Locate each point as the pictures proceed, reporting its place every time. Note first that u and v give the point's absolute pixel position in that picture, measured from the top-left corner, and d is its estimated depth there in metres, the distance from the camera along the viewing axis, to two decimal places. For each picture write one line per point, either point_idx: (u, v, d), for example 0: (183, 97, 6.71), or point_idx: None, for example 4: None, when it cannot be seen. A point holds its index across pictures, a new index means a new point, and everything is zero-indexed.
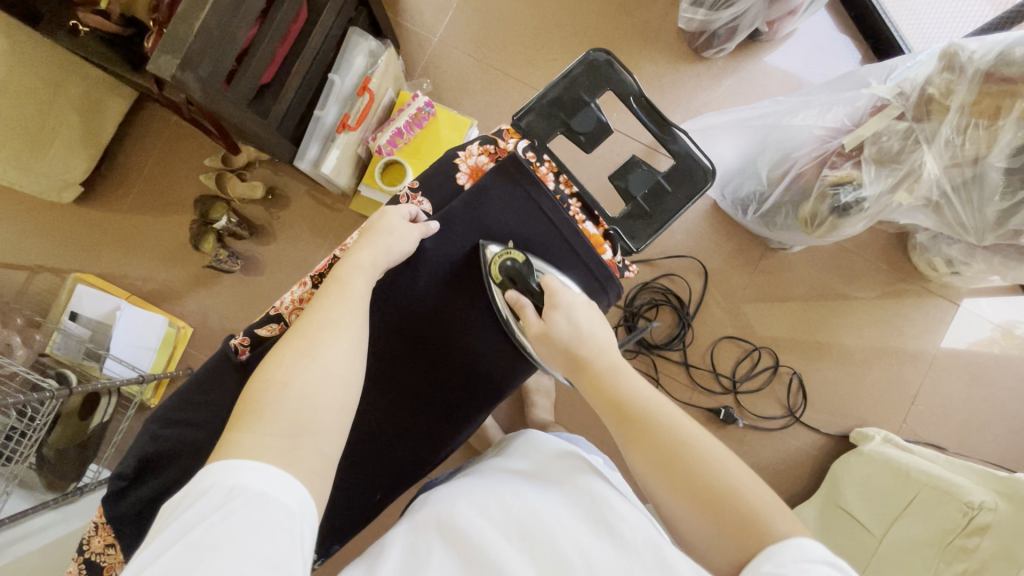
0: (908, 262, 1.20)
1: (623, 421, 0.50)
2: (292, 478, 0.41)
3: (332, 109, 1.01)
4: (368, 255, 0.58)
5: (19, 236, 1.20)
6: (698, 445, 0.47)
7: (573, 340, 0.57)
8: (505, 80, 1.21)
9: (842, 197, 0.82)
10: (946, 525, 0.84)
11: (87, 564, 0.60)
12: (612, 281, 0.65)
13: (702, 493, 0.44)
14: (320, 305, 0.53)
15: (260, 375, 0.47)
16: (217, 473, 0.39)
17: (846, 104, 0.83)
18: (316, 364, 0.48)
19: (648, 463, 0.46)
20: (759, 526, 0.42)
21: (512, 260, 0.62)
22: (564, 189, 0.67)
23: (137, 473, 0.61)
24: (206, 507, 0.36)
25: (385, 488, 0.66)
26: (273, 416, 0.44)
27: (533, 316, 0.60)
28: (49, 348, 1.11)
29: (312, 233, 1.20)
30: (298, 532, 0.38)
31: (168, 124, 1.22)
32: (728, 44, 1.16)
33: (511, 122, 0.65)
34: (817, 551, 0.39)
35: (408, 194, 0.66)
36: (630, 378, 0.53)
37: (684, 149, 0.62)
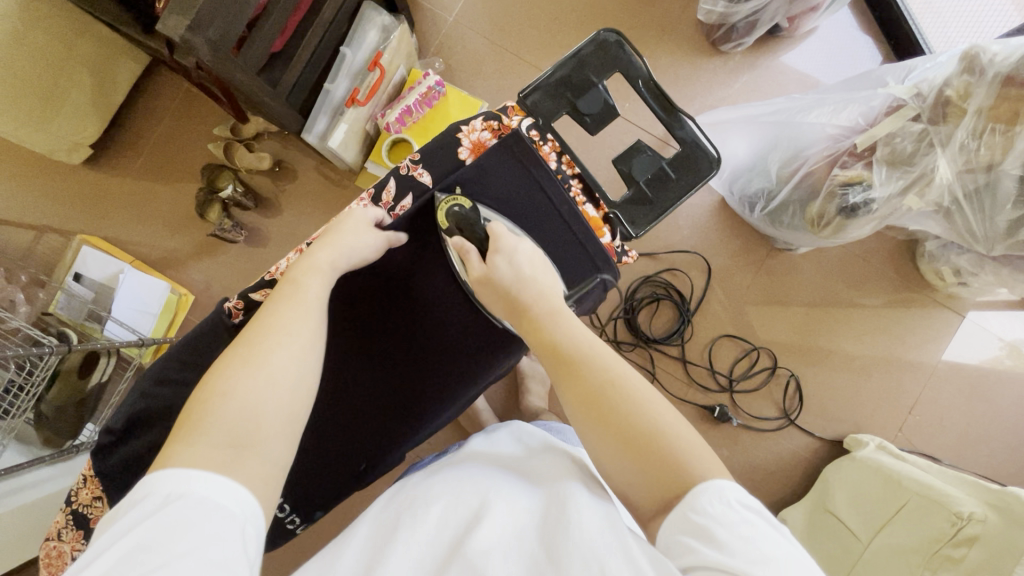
0: (915, 271, 1.19)
1: (555, 359, 0.51)
2: (234, 482, 0.40)
3: (342, 83, 1.00)
4: (326, 256, 0.58)
5: (27, 194, 1.20)
6: (628, 386, 0.48)
7: (515, 284, 0.56)
8: (519, 64, 1.19)
9: (850, 198, 0.80)
10: (933, 534, 0.84)
11: (75, 515, 0.61)
12: (609, 266, 0.64)
13: (625, 437, 0.45)
14: (273, 306, 0.53)
15: (205, 386, 0.46)
16: (154, 482, 0.38)
17: (862, 103, 0.81)
18: (261, 367, 0.47)
19: (577, 401, 0.48)
20: (680, 467, 0.43)
21: (459, 206, 0.61)
22: (566, 170, 0.66)
23: (126, 429, 0.62)
24: (141, 514, 0.36)
25: (371, 459, 0.66)
26: (213, 428, 0.42)
27: (476, 260, 0.59)
28: (52, 307, 1.11)
29: (316, 208, 1.20)
30: (242, 532, 0.37)
31: (180, 90, 1.22)
32: (747, 39, 1.14)
33: (517, 99, 0.65)
34: (734, 494, 0.41)
35: (409, 165, 0.66)
36: (568, 323, 0.54)
37: (691, 136, 0.61)
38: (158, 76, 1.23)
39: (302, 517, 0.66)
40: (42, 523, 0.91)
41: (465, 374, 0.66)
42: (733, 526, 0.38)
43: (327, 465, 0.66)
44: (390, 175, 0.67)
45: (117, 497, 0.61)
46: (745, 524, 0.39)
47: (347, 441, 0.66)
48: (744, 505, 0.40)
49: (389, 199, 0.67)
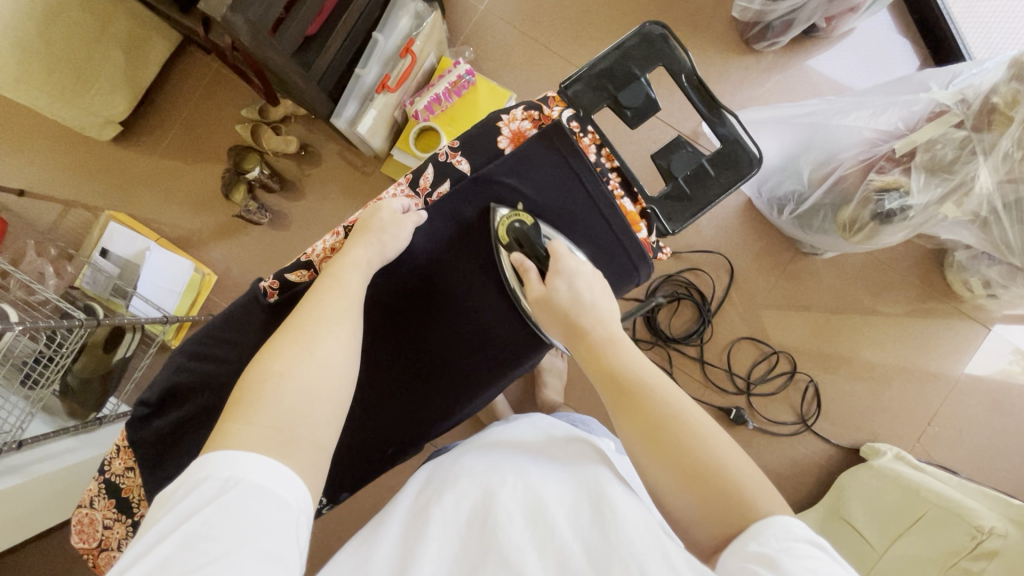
0: (942, 280, 1.17)
1: (615, 389, 0.50)
2: (289, 470, 0.41)
3: (373, 69, 0.99)
4: (364, 253, 0.58)
5: (57, 169, 1.22)
6: (687, 420, 0.47)
7: (572, 309, 0.57)
8: (548, 56, 1.19)
9: (886, 204, 0.78)
10: (952, 546, 0.82)
11: (107, 484, 0.62)
12: (645, 261, 0.64)
13: (682, 466, 0.44)
14: (316, 296, 0.54)
15: (255, 367, 0.47)
16: (212, 464, 0.38)
17: (902, 108, 0.79)
18: (313, 358, 0.48)
19: (636, 435, 0.47)
20: (743, 504, 0.42)
21: (520, 223, 0.62)
22: (605, 163, 0.65)
23: (159, 402, 0.63)
24: (199, 499, 0.36)
25: (397, 443, 0.67)
26: (268, 408, 0.44)
27: (535, 279, 0.60)
28: (79, 281, 1.14)
29: (341, 193, 1.20)
30: (294, 523, 0.38)
31: (209, 70, 1.23)
32: (781, 38, 1.12)
33: (558, 89, 0.63)
34: (803, 532, 0.38)
35: (447, 151, 0.65)
36: (627, 351, 0.53)
37: (733, 134, 0.59)
38: (188, 55, 1.24)
39: (326, 497, 0.67)
40: (62, 493, 0.93)
41: (494, 363, 0.66)
42: (799, 555, 0.36)
43: (354, 450, 0.66)
44: (427, 162, 0.66)
45: (146, 470, 0.62)
46: (811, 557, 0.36)
47: (376, 425, 0.66)
48: (811, 541, 0.37)
49: (426, 185, 0.66)
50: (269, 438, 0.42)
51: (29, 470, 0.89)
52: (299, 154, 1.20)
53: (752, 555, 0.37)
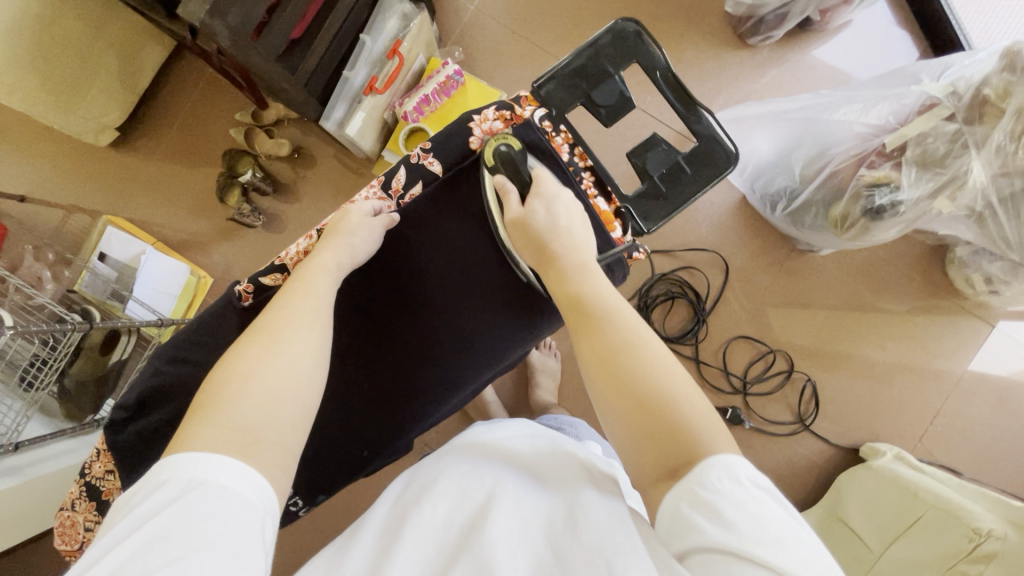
0: (943, 277, 1.15)
1: (578, 311, 0.52)
2: (254, 471, 0.41)
3: (361, 70, 0.99)
4: (332, 256, 0.59)
5: (56, 175, 1.24)
6: (646, 348, 0.48)
7: (546, 230, 0.58)
8: (539, 54, 1.18)
9: (876, 199, 0.77)
10: (949, 548, 0.80)
11: (88, 486, 0.63)
12: (621, 264, 0.62)
13: (644, 409, 0.44)
14: (283, 302, 0.54)
15: (219, 371, 0.48)
16: (173, 466, 0.39)
17: (893, 101, 0.77)
18: (277, 362, 0.48)
19: (591, 355, 0.48)
20: (689, 438, 0.42)
21: (506, 146, 0.62)
22: (578, 162, 0.64)
23: (138, 406, 0.63)
24: (160, 502, 0.37)
25: (373, 446, 0.66)
26: (230, 411, 0.44)
27: (514, 202, 0.60)
28: (77, 285, 1.15)
29: (334, 195, 1.21)
30: (259, 523, 0.39)
31: (204, 75, 1.24)
32: (775, 32, 1.11)
33: (532, 88, 0.61)
34: (743, 470, 0.39)
35: (419, 153, 0.65)
36: (594, 278, 0.54)
37: (708, 130, 0.57)
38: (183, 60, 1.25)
39: (303, 500, 0.67)
40: (58, 494, 0.95)
41: (473, 364, 0.65)
42: (742, 504, 0.37)
43: (327, 451, 0.66)
44: (399, 164, 0.66)
45: (128, 473, 0.63)
46: (754, 502, 0.37)
47: (346, 426, 0.66)
48: (755, 483, 0.38)
49: (398, 188, 0.66)
50: (235, 442, 0.42)
51: (26, 471, 0.90)
52: (292, 157, 1.21)
53: (701, 499, 0.38)
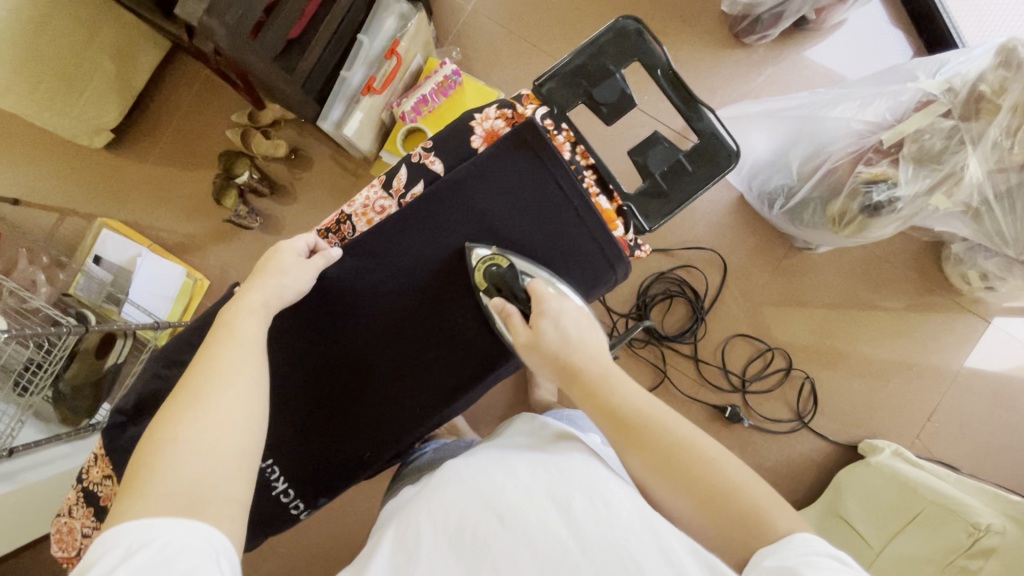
0: (939, 274, 1.16)
1: (617, 425, 0.50)
2: (197, 522, 0.42)
3: (359, 70, 0.99)
4: (258, 297, 0.57)
5: (50, 178, 1.23)
6: (696, 446, 0.47)
7: (562, 348, 0.55)
8: (537, 54, 1.18)
9: (874, 196, 0.77)
10: (949, 544, 0.81)
11: (86, 492, 0.62)
12: (622, 260, 0.61)
13: (675, 475, 0.46)
14: (209, 351, 0.53)
15: (150, 437, 0.47)
16: (113, 535, 0.40)
17: (890, 98, 0.78)
18: (205, 415, 0.48)
19: (648, 467, 0.47)
20: (761, 522, 0.44)
21: (496, 265, 0.60)
22: (580, 161, 0.63)
23: (136, 410, 0.62)
24: (107, 567, 0.38)
25: (373, 447, 0.66)
26: (165, 476, 0.44)
27: (520, 324, 0.57)
28: (72, 288, 1.15)
29: (331, 197, 1.21)
30: (213, 565, 0.40)
31: (199, 76, 1.23)
32: (772, 31, 1.11)
33: (533, 87, 0.61)
34: (820, 545, 0.41)
35: (421, 152, 0.65)
36: (621, 384, 0.52)
37: (710, 128, 0.57)
38: (177, 61, 1.24)
39: (305, 503, 0.66)
40: (51, 500, 0.93)
41: (472, 370, 0.65)
42: (820, 567, 0.38)
43: (321, 456, 0.65)
44: (400, 164, 0.66)
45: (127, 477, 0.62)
46: (833, 569, 0.38)
47: (336, 433, 0.65)
48: (834, 556, 0.40)
49: (399, 187, 0.65)
50: (171, 503, 0.43)
51: (20, 477, 0.89)
52: (289, 159, 1.21)
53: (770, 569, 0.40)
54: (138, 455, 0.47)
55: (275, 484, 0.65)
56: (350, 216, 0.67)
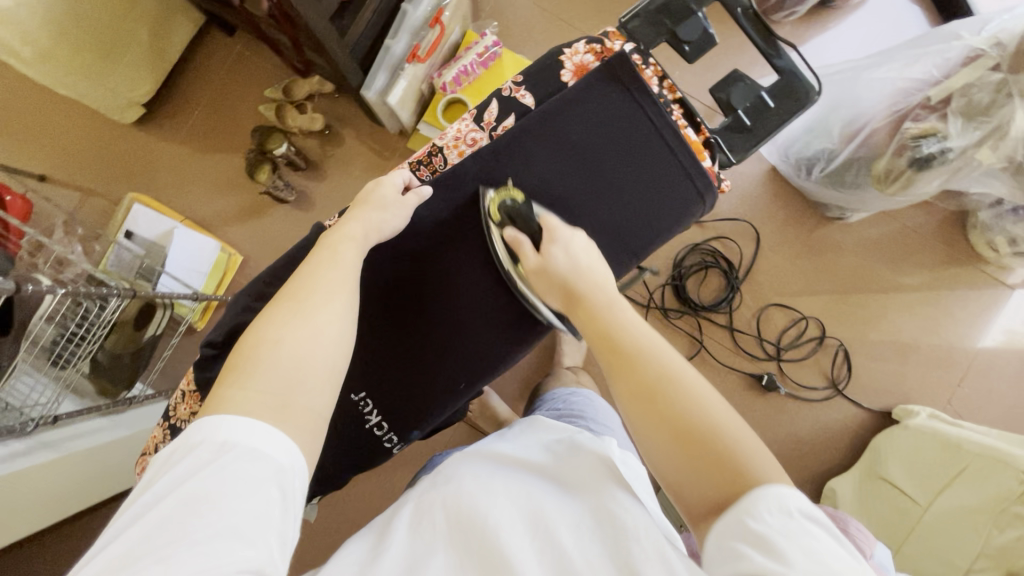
0: (964, 243, 1.19)
1: (611, 355, 0.50)
2: (281, 434, 0.41)
3: (403, 39, 1.00)
4: (359, 227, 0.58)
5: (78, 154, 1.21)
6: (686, 382, 0.47)
7: (570, 274, 0.57)
8: (571, 30, 1.20)
9: (924, 149, 0.80)
10: (1000, 492, 0.84)
11: (171, 429, 0.64)
12: (710, 189, 0.63)
13: (655, 404, 0.46)
14: (312, 270, 0.53)
15: (251, 334, 0.47)
16: (207, 429, 0.39)
17: (936, 56, 0.81)
18: (308, 325, 0.48)
19: (630, 393, 0.47)
20: (741, 467, 0.42)
21: (511, 200, 0.61)
22: (668, 95, 0.65)
23: (226, 342, 0.63)
24: (196, 464, 0.37)
25: (464, 378, 0.66)
26: (265, 374, 0.44)
27: (531, 251, 0.59)
28: (105, 263, 1.11)
29: (367, 172, 1.20)
30: (288, 487, 0.39)
31: (231, 51, 1.23)
32: (800, 7, 1.14)
33: (618, 24, 0.64)
34: (794, 501, 0.38)
35: (511, 87, 0.66)
36: (624, 314, 0.53)
37: (790, 66, 0.60)
38: (209, 37, 1.24)
39: (399, 436, 0.67)
40: (89, 473, 0.91)
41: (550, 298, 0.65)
42: (795, 537, 0.36)
43: (411, 390, 0.66)
44: (491, 97, 0.66)
45: None
46: (810, 536, 0.36)
47: (418, 368, 0.66)
48: (806, 514, 0.37)
49: (491, 120, 0.65)
50: (264, 403, 0.42)
51: (63, 446, 0.87)
52: (323, 134, 1.20)
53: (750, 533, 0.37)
54: (238, 349, 0.47)
55: (369, 417, 0.66)
56: (441, 149, 0.67)
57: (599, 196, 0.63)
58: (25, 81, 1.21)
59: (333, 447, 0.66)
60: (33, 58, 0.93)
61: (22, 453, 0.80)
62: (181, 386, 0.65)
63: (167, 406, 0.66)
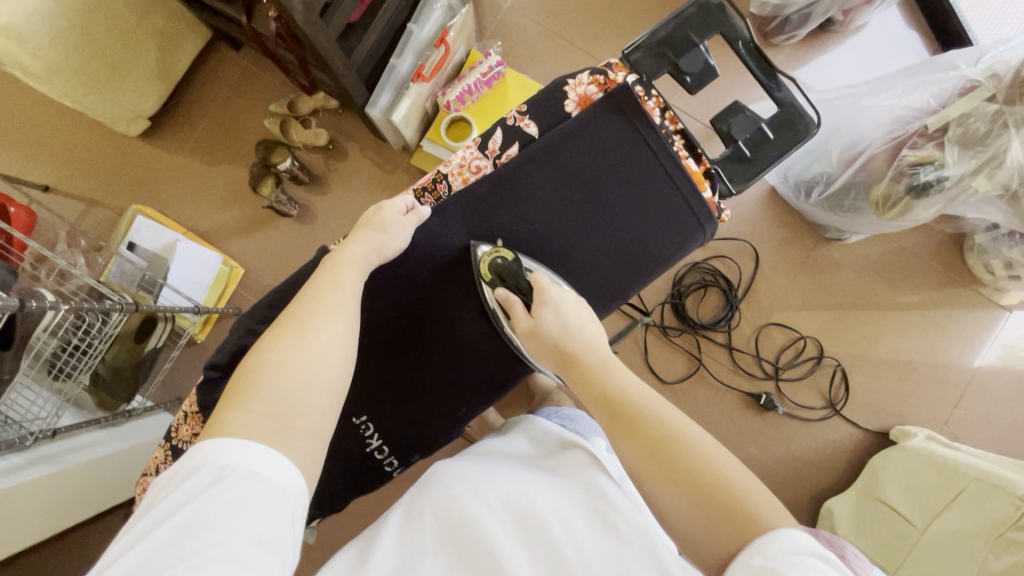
0: (961, 265, 1.20)
1: (609, 411, 0.51)
2: (282, 457, 0.42)
3: (408, 58, 1.02)
4: (359, 250, 0.58)
5: (84, 166, 1.22)
6: (685, 438, 0.48)
7: (562, 336, 0.57)
8: (573, 51, 1.21)
9: (921, 177, 0.81)
10: (996, 517, 0.83)
11: (174, 449, 0.64)
12: (711, 220, 0.64)
13: (648, 446, 0.48)
14: (312, 293, 0.54)
15: (253, 357, 0.49)
16: (209, 452, 0.40)
17: (933, 86, 0.82)
18: (308, 348, 0.49)
19: (636, 456, 0.48)
20: (747, 517, 0.43)
21: (501, 258, 0.62)
22: (669, 125, 0.66)
23: (229, 365, 0.64)
24: (197, 486, 0.38)
25: (470, 403, 0.67)
26: (263, 397, 0.45)
27: (522, 312, 0.60)
28: (105, 274, 1.10)
29: (370, 187, 1.21)
30: (289, 511, 0.40)
31: (237, 66, 1.24)
32: (799, 31, 1.16)
33: (621, 55, 0.65)
34: (806, 543, 0.40)
35: (516, 116, 0.66)
36: (619, 372, 0.54)
37: (790, 98, 0.61)
38: (216, 52, 1.25)
39: (399, 459, 0.68)
40: (91, 487, 0.92)
41: None
42: (805, 569, 0.38)
43: (414, 415, 0.67)
44: (496, 126, 0.66)
45: None
46: (818, 570, 0.38)
47: (423, 392, 0.67)
48: (816, 554, 0.39)
49: (495, 148, 0.66)
50: (265, 425, 0.44)
51: (63, 460, 0.87)
52: (326, 149, 1.21)
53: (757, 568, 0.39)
54: (237, 373, 0.48)
55: (370, 441, 0.67)
56: (446, 176, 0.67)
57: (603, 225, 0.64)
58: (31, 93, 1.21)
59: (333, 470, 0.66)
60: (42, 73, 0.94)
61: (23, 468, 0.81)
62: (184, 407, 0.66)
63: (171, 425, 0.66)
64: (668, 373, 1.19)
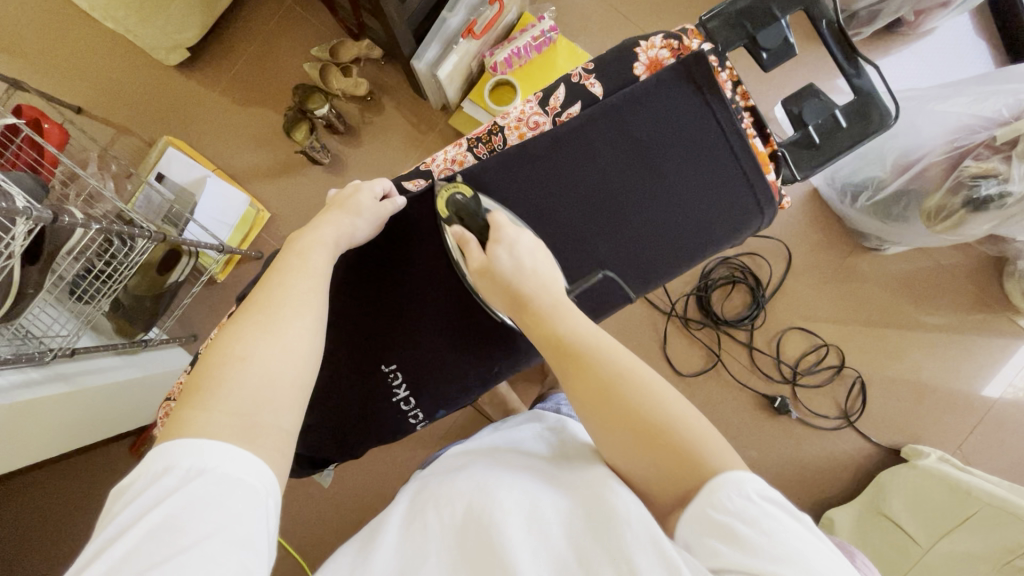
0: (998, 291, 1.16)
1: (562, 354, 0.49)
2: (255, 457, 0.40)
3: (460, 14, 0.99)
4: (332, 233, 0.58)
5: (119, 91, 1.20)
6: (634, 375, 0.47)
7: (515, 278, 0.55)
8: (628, 26, 1.17)
9: (982, 190, 0.78)
10: (1007, 543, 0.82)
11: None
12: (771, 204, 0.63)
13: (614, 408, 0.46)
14: (280, 278, 0.53)
15: (217, 348, 0.46)
16: (173, 454, 0.38)
17: (1007, 95, 0.79)
18: (270, 338, 0.47)
19: (588, 402, 0.47)
20: (702, 458, 0.43)
21: (461, 194, 0.59)
22: (739, 101, 0.63)
23: None
24: (162, 491, 0.37)
25: (503, 363, 0.67)
26: (228, 394, 0.43)
27: (476, 249, 0.58)
28: (131, 204, 1.08)
29: (403, 143, 1.19)
30: (263, 508, 0.39)
31: (281, 6, 1.21)
32: (865, 28, 1.11)
33: (697, 22, 0.62)
34: (753, 484, 0.39)
35: (581, 74, 0.64)
36: (572, 317, 0.52)
37: (868, 85, 0.58)
38: None
39: (424, 414, 0.67)
40: (103, 410, 0.92)
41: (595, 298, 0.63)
42: (761, 522, 0.37)
43: (444, 369, 0.66)
44: (559, 82, 0.64)
45: None
46: (769, 517, 0.37)
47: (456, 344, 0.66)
48: (764, 496, 0.39)
49: (556, 105, 0.64)
50: (231, 425, 0.41)
51: (76, 380, 0.87)
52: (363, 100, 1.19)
53: (717, 524, 0.38)
54: (202, 362, 0.46)
55: (396, 391, 0.66)
56: (502, 128, 0.65)
57: (658, 198, 0.62)
58: (73, 10, 1.19)
59: (353, 414, 0.66)
60: None
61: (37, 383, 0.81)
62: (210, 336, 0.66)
63: None
64: (684, 365, 1.17)
